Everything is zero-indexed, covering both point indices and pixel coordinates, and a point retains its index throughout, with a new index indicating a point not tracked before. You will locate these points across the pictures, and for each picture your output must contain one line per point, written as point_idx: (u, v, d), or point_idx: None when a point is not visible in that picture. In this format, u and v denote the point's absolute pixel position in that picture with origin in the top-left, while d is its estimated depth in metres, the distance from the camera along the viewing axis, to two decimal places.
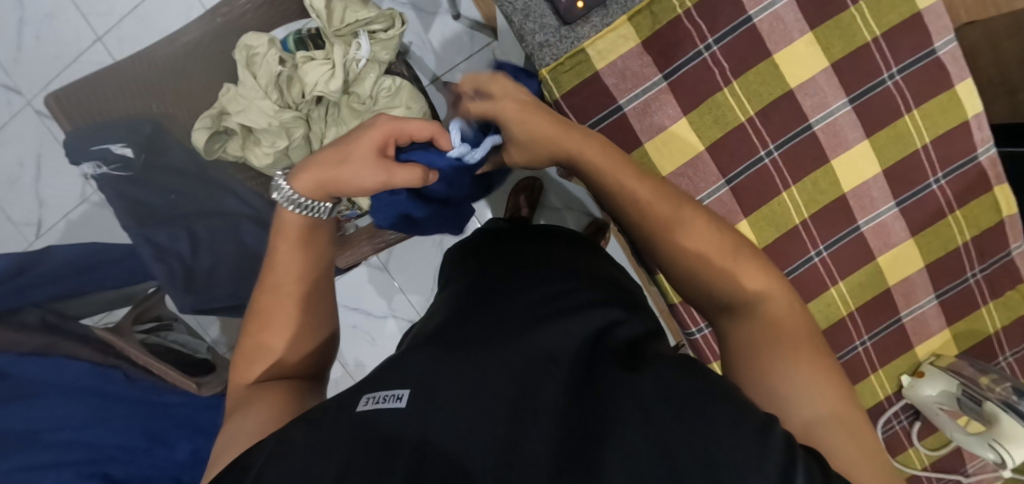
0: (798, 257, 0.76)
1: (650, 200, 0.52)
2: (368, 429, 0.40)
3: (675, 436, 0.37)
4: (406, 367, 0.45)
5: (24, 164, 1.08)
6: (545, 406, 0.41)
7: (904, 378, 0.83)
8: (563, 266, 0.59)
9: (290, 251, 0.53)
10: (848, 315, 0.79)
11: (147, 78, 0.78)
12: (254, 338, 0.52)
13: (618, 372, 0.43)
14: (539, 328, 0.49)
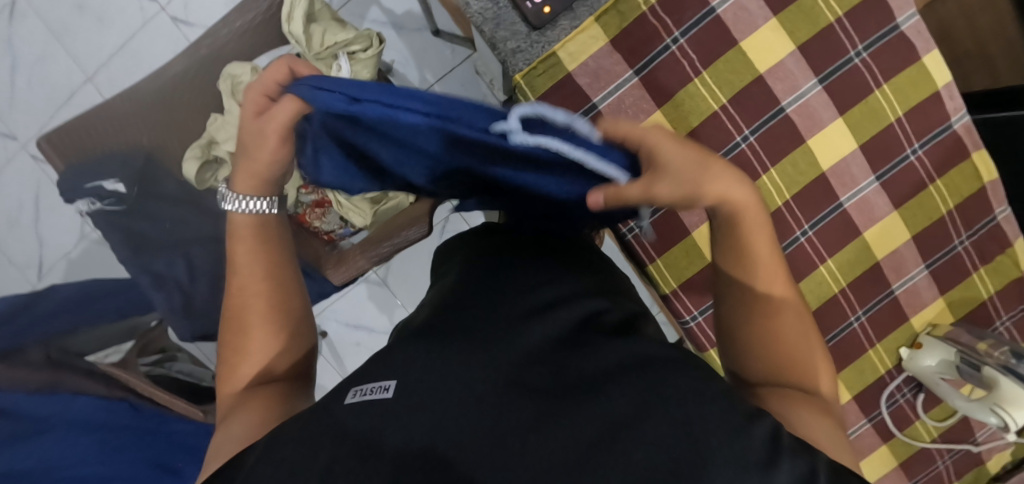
0: (784, 238, 0.77)
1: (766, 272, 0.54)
2: (356, 423, 0.42)
3: (666, 432, 0.40)
4: (398, 358, 0.46)
5: (23, 207, 1.12)
6: (537, 395, 0.42)
7: (903, 351, 0.82)
8: (550, 262, 0.60)
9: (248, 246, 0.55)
10: (839, 293, 0.80)
11: (135, 114, 0.81)
12: (233, 344, 0.53)
13: (610, 365, 0.45)
14: (533, 323, 0.50)
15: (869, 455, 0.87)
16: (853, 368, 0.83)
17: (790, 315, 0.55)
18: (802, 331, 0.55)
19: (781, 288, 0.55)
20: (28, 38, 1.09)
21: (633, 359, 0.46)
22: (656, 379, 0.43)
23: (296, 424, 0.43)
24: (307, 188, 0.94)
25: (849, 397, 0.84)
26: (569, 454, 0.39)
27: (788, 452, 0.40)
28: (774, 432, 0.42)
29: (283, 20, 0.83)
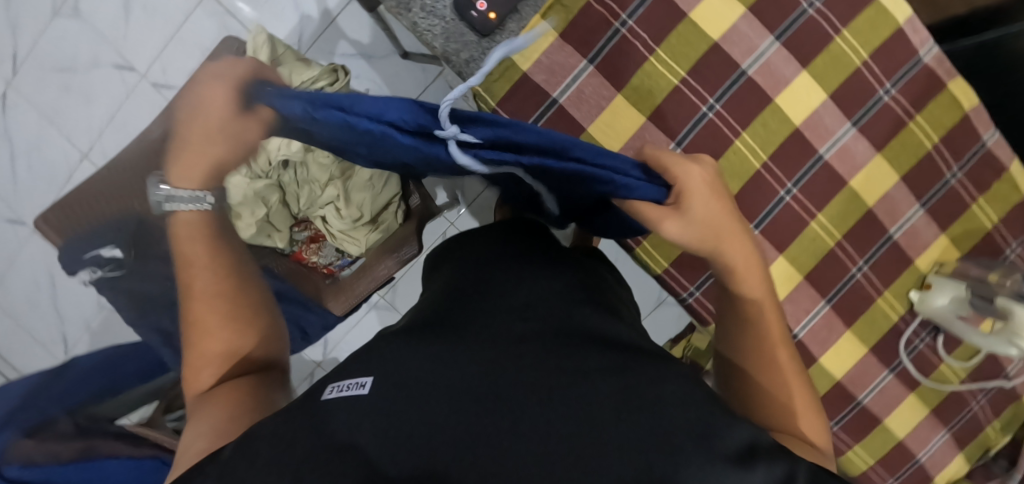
0: (768, 200, 0.77)
1: (764, 313, 0.58)
2: (329, 414, 0.43)
3: (637, 434, 0.40)
4: (380, 356, 0.48)
5: (41, 286, 1.20)
6: (519, 386, 0.43)
7: (913, 294, 0.80)
8: (533, 260, 0.61)
9: (204, 250, 0.57)
10: (835, 246, 0.79)
11: (116, 183, 0.81)
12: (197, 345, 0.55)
13: (592, 361, 0.46)
14: (517, 320, 0.51)
15: (899, 406, 0.85)
16: (865, 319, 0.81)
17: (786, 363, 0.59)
18: (795, 372, 0.58)
19: (777, 326, 0.58)
20: (23, 127, 1.15)
21: (615, 356, 0.47)
22: (638, 381, 0.45)
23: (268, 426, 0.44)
24: (299, 225, 0.98)
25: (866, 349, 0.82)
26: (549, 443, 0.40)
27: (765, 456, 0.42)
28: (753, 438, 0.43)
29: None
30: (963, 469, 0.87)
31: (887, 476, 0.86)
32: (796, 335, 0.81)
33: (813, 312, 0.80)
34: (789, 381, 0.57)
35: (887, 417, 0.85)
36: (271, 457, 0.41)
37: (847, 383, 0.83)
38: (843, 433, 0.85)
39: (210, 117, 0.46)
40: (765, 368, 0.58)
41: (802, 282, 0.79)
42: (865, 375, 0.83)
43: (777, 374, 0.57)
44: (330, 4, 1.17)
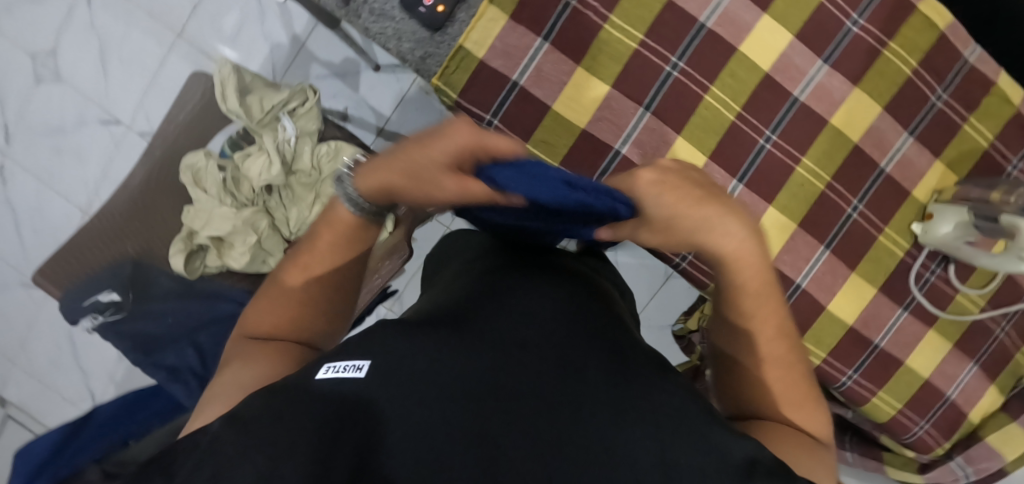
0: (748, 150, 0.74)
1: (764, 330, 0.62)
2: (329, 399, 0.44)
3: (635, 442, 0.44)
4: (383, 340, 0.48)
5: (62, 345, 1.24)
6: (521, 393, 0.45)
7: (915, 226, 0.77)
8: (518, 262, 0.63)
9: (330, 243, 0.67)
10: (825, 189, 0.76)
11: (117, 228, 0.86)
12: (271, 298, 0.64)
13: (588, 369, 0.48)
14: (521, 323, 0.51)
15: (919, 344, 0.81)
16: (869, 259, 0.78)
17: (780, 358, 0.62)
18: (799, 386, 0.61)
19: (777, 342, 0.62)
20: (23, 195, 1.19)
21: (615, 368, 0.49)
22: (631, 393, 0.47)
23: (262, 405, 0.44)
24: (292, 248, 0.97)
25: (875, 290, 0.79)
26: (545, 455, 0.42)
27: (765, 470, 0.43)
28: (753, 454, 0.44)
29: (219, 101, 0.88)
30: (997, 401, 0.83)
31: (917, 419, 0.83)
32: (800, 283, 0.78)
33: (814, 259, 0.77)
34: (792, 393, 0.61)
35: (909, 357, 0.82)
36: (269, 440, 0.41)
37: (861, 327, 0.80)
38: (864, 380, 0.81)
39: (438, 149, 0.53)
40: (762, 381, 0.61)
41: (798, 230, 0.77)
42: (878, 316, 0.80)
43: (779, 384, 0.61)
44: (297, 29, 1.17)
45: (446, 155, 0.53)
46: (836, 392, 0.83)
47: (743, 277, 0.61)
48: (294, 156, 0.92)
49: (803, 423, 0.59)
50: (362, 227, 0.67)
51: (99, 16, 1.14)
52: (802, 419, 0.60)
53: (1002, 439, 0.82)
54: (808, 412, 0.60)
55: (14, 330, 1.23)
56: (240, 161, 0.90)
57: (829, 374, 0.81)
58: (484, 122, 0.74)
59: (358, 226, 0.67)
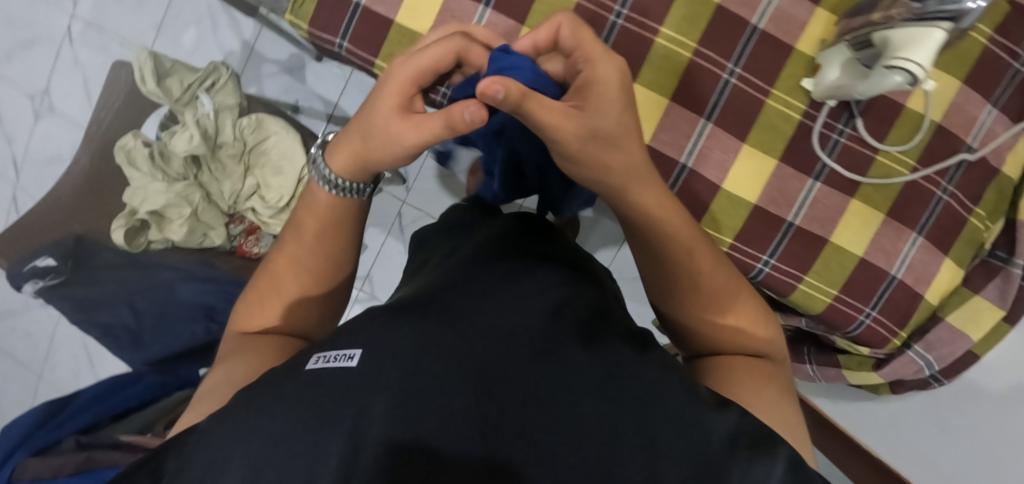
0: (599, 29, 0.70)
1: (706, 267, 0.56)
2: (315, 385, 0.40)
3: (647, 421, 0.40)
4: (362, 329, 0.44)
5: (79, 357, 1.23)
6: (513, 377, 0.40)
7: (806, 82, 0.69)
8: (509, 246, 0.58)
9: (318, 228, 0.55)
10: (693, 57, 0.70)
11: (62, 208, 0.91)
12: (261, 289, 0.55)
13: (574, 352, 0.44)
14: (506, 310, 0.46)
15: (843, 219, 0.72)
16: (760, 127, 0.71)
17: (721, 291, 0.55)
18: (748, 312, 0.56)
19: (722, 274, 0.56)
20: None
21: (603, 349, 0.45)
22: (621, 369, 0.44)
23: (247, 395, 0.41)
24: (232, 221, 0.99)
25: (776, 161, 0.71)
26: (542, 438, 0.38)
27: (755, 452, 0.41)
28: (734, 427, 0.42)
29: (139, 83, 0.89)
30: (957, 277, 0.72)
31: (861, 306, 0.73)
32: (686, 164, 0.72)
33: (696, 134, 0.71)
34: (742, 327, 0.55)
35: (835, 233, 0.72)
36: (251, 427, 0.38)
37: (768, 206, 0.72)
38: (784, 265, 0.73)
39: (383, 95, 0.49)
40: (708, 323, 0.55)
41: (671, 106, 0.71)
42: (787, 191, 0.72)
43: (727, 320, 0.55)
44: (245, 34, 1.16)
45: (390, 98, 0.49)
46: (755, 282, 0.75)
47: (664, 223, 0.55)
48: (217, 129, 0.93)
49: (757, 346, 0.55)
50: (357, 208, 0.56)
51: (82, 52, 1.19)
52: (759, 345, 0.55)
53: (965, 318, 0.71)
54: (761, 332, 0.56)
55: (39, 346, 1.24)
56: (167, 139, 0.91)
57: (740, 261, 0.73)
58: (336, 46, 0.73)
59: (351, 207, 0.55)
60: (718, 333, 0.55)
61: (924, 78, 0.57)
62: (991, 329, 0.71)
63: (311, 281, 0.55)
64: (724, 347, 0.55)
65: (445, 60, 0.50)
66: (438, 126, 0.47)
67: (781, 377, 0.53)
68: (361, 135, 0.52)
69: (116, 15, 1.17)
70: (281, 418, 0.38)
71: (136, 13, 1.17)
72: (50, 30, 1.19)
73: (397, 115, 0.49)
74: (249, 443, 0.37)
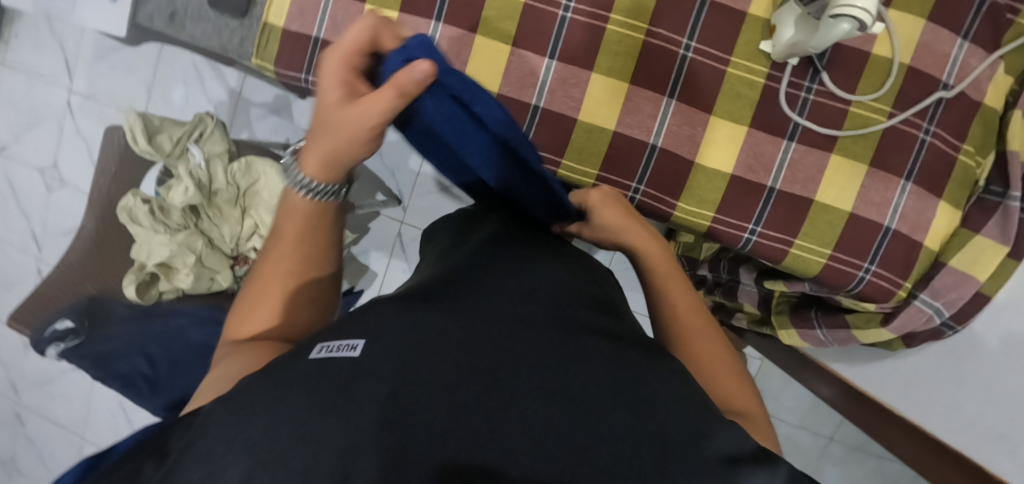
0: (550, 25, 0.70)
1: (688, 306, 0.62)
2: (324, 373, 0.43)
3: (645, 421, 0.43)
4: (374, 318, 0.47)
5: (116, 413, 1.28)
6: (521, 367, 0.44)
7: (763, 45, 0.68)
8: (514, 234, 0.61)
9: (296, 228, 0.57)
10: (646, 37, 0.70)
11: (80, 274, 0.96)
12: (252, 299, 0.56)
13: (587, 345, 0.47)
14: (518, 300, 0.50)
15: (825, 177, 0.70)
16: (725, 97, 0.70)
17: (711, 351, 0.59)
18: (727, 357, 0.59)
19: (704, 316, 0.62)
20: None
21: (614, 348, 0.48)
22: (630, 374, 0.46)
23: (254, 381, 0.44)
24: (237, 262, 1.02)
25: (746, 128, 0.71)
26: (541, 433, 0.41)
27: (755, 464, 0.43)
28: (737, 445, 0.44)
29: (133, 144, 0.93)
30: (954, 220, 0.70)
31: (859, 263, 0.71)
32: (656, 144, 0.72)
33: (661, 113, 0.71)
34: (722, 366, 0.58)
35: (819, 192, 0.71)
36: (261, 414, 0.41)
37: (745, 174, 0.71)
38: (771, 231, 0.72)
39: (328, 93, 0.52)
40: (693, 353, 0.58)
41: (632, 90, 0.71)
42: (763, 156, 0.71)
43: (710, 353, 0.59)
44: (231, 83, 1.20)
45: (332, 89, 0.52)
46: (746, 252, 0.74)
47: (656, 263, 0.66)
48: (210, 177, 0.97)
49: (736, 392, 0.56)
50: (332, 208, 0.59)
51: (83, 123, 1.26)
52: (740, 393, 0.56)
53: (969, 259, 0.68)
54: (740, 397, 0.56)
55: (77, 408, 1.30)
56: (165, 194, 0.94)
57: (726, 233, 0.73)
58: (302, 81, 0.75)
59: (326, 206, 0.58)
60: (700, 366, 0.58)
61: (873, 21, 0.56)
62: (997, 267, 0.68)
63: (295, 285, 0.56)
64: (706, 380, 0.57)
65: (364, 39, 0.51)
66: (386, 99, 0.50)
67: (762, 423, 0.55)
68: (326, 138, 0.53)
69: (110, 82, 1.23)
70: (292, 407, 0.41)
71: (128, 79, 1.23)
72: (51, 107, 1.26)
73: (343, 101, 0.51)
74: (250, 448, 0.39)
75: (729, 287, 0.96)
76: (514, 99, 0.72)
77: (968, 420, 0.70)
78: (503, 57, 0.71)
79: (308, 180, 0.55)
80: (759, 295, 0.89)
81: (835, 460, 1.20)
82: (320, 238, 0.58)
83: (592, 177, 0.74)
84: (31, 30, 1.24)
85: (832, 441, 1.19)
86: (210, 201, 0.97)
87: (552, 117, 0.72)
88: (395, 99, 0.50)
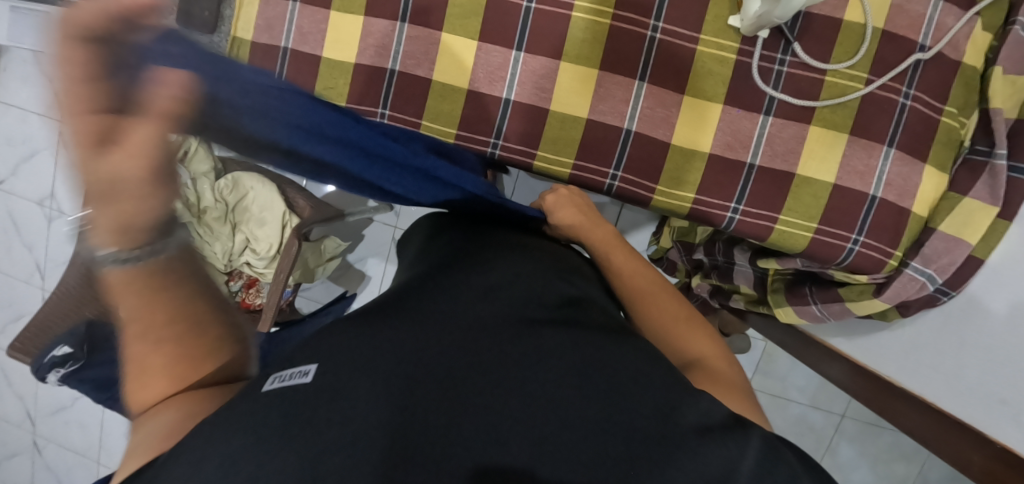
0: (515, 17, 0.70)
1: (641, 281, 0.65)
2: (271, 406, 0.43)
3: (603, 410, 0.45)
4: (325, 345, 0.48)
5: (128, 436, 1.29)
6: (482, 363, 0.46)
7: (732, 20, 0.67)
8: (474, 237, 0.63)
9: (141, 298, 0.46)
10: (613, 21, 0.69)
11: (78, 298, 0.98)
12: (138, 376, 0.48)
13: (546, 337, 0.49)
14: (474, 300, 0.52)
15: (806, 148, 0.69)
16: (697, 75, 0.69)
17: (666, 312, 0.62)
18: (687, 318, 0.62)
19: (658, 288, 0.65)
20: None
21: (580, 335, 0.50)
22: (597, 362, 0.47)
23: (213, 421, 0.43)
24: (232, 278, 1.04)
25: (721, 106, 0.70)
26: (511, 422, 0.44)
27: (726, 434, 0.44)
28: (705, 419, 0.45)
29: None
30: (940, 183, 0.69)
31: (847, 234, 0.69)
32: (631, 129, 0.71)
33: (633, 97, 0.70)
34: (680, 328, 0.61)
35: (800, 164, 0.69)
36: (224, 442, 0.42)
37: (724, 152, 0.70)
38: (753, 208, 0.71)
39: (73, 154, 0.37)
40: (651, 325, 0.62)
41: (603, 76, 0.70)
42: (740, 133, 0.70)
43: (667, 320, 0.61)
44: None
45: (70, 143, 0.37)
46: (730, 231, 0.73)
47: (611, 248, 0.70)
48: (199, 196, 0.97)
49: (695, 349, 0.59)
50: (173, 268, 0.46)
51: None
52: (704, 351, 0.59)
53: (959, 222, 0.67)
54: (701, 341, 0.60)
55: (92, 432, 1.32)
56: None
57: (708, 213, 0.72)
58: None
59: (159, 270, 0.45)
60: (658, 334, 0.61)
61: None
62: (989, 229, 0.66)
63: (176, 363, 0.48)
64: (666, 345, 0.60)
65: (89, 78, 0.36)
66: (151, 132, 0.38)
67: (735, 379, 0.57)
68: (103, 208, 0.39)
69: None
70: (262, 424, 0.42)
71: None
72: (45, 139, 1.28)
73: (93, 153, 0.37)
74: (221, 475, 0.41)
75: (725, 270, 0.93)
76: (485, 94, 0.71)
77: (969, 386, 0.66)
78: (471, 53, 0.71)
79: (116, 256, 0.42)
80: (755, 276, 0.87)
81: (850, 437, 1.18)
82: (175, 306, 0.47)
83: (569, 167, 0.73)
84: (20, 64, 1.26)
85: (844, 418, 1.17)
86: (201, 220, 0.97)
87: (524, 109, 0.72)
88: (167, 126, 0.39)
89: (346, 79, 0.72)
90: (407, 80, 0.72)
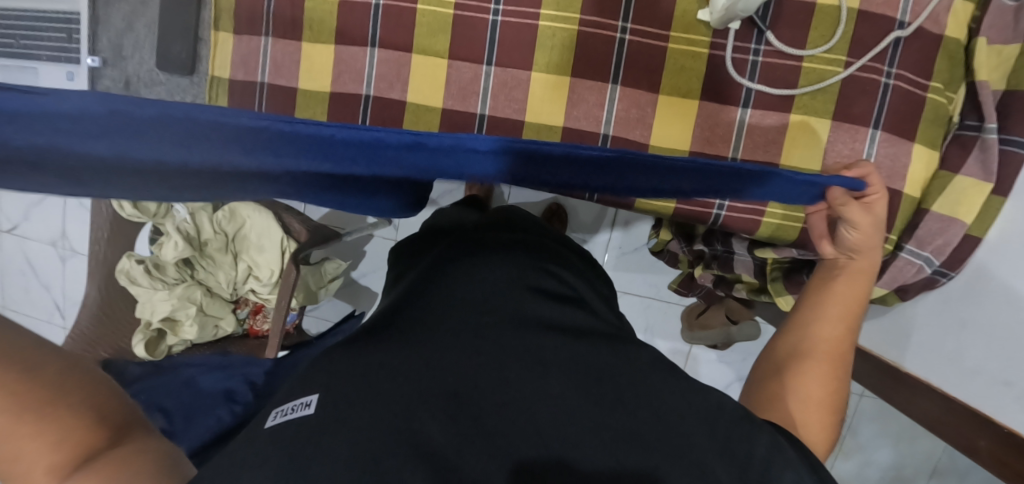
0: (483, 31, 0.69)
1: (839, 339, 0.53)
2: (274, 440, 0.43)
3: (603, 418, 0.46)
4: (325, 374, 0.48)
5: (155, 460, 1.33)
6: (502, 388, 0.47)
7: (700, 14, 0.66)
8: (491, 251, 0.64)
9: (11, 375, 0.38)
10: (580, 26, 0.68)
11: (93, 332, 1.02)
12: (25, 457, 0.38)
13: (552, 350, 0.50)
14: (482, 320, 0.53)
15: (787, 137, 0.68)
16: (670, 73, 0.68)
17: (826, 386, 0.51)
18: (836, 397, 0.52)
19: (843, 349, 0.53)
20: None
21: (579, 347, 0.51)
22: (598, 373, 0.49)
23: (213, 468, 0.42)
24: (239, 305, 1.07)
25: (698, 101, 0.69)
26: (534, 449, 0.44)
27: (754, 429, 0.45)
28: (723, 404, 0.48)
29: (120, 208, 0.98)
30: (931, 162, 0.67)
31: None
32: (608, 134, 0.70)
33: (608, 100, 0.70)
34: (820, 408, 0.51)
35: (784, 154, 0.68)
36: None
37: (704, 148, 0.69)
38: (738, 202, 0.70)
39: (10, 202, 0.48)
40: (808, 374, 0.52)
41: (576, 82, 0.70)
42: (719, 127, 0.69)
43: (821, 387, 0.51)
44: None
45: None
46: (718, 225, 0.73)
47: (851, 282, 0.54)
48: (196, 229, 0.99)
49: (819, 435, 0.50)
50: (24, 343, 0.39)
51: None
52: (818, 440, 0.50)
53: (952, 200, 0.65)
54: (822, 435, 0.51)
55: None
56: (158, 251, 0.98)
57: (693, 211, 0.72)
58: None
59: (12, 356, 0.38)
60: (804, 391, 0.51)
61: None
62: (985, 206, 0.64)
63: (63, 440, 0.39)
64: (797, 403, 0.51)
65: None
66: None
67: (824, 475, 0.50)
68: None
69: None
70: (263, 464, 0.41)
71: None
72: None
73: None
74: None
75: (725, 259, 0.91)
76: (459, 110, 0.71)
77: (973, 369, 0.64)
78: (443, 71, 0.71)
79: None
80: (754, 265, 0.86)
81: (869, 417, 1.16)
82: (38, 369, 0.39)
83: None
84: None
85: (863, 397, 1.16)
86: (201, 252, 1.00)
87: (499, 122, 0.71)
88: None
89: (323, 108, 0.73)
90: (382, 104, 0.72)
